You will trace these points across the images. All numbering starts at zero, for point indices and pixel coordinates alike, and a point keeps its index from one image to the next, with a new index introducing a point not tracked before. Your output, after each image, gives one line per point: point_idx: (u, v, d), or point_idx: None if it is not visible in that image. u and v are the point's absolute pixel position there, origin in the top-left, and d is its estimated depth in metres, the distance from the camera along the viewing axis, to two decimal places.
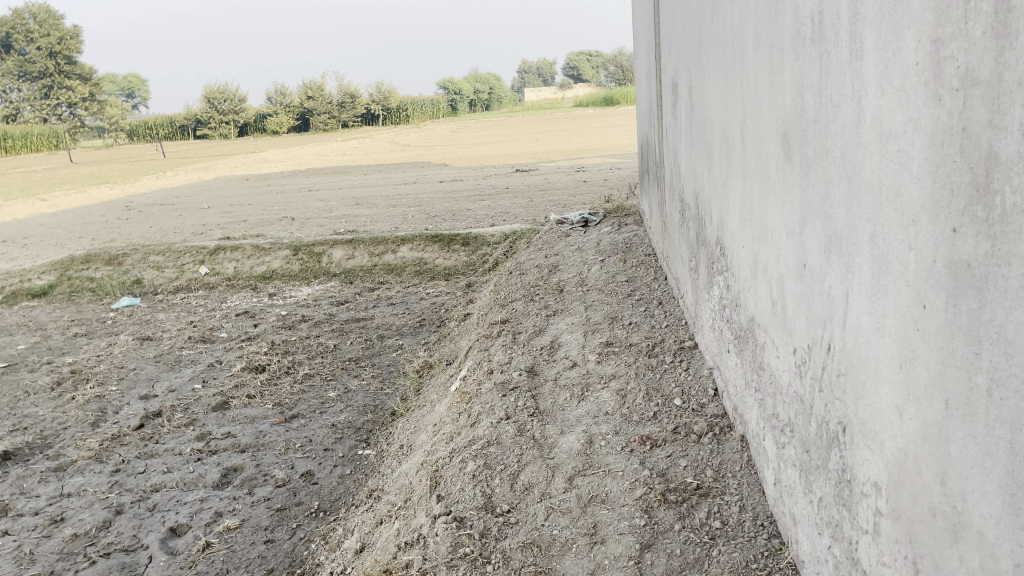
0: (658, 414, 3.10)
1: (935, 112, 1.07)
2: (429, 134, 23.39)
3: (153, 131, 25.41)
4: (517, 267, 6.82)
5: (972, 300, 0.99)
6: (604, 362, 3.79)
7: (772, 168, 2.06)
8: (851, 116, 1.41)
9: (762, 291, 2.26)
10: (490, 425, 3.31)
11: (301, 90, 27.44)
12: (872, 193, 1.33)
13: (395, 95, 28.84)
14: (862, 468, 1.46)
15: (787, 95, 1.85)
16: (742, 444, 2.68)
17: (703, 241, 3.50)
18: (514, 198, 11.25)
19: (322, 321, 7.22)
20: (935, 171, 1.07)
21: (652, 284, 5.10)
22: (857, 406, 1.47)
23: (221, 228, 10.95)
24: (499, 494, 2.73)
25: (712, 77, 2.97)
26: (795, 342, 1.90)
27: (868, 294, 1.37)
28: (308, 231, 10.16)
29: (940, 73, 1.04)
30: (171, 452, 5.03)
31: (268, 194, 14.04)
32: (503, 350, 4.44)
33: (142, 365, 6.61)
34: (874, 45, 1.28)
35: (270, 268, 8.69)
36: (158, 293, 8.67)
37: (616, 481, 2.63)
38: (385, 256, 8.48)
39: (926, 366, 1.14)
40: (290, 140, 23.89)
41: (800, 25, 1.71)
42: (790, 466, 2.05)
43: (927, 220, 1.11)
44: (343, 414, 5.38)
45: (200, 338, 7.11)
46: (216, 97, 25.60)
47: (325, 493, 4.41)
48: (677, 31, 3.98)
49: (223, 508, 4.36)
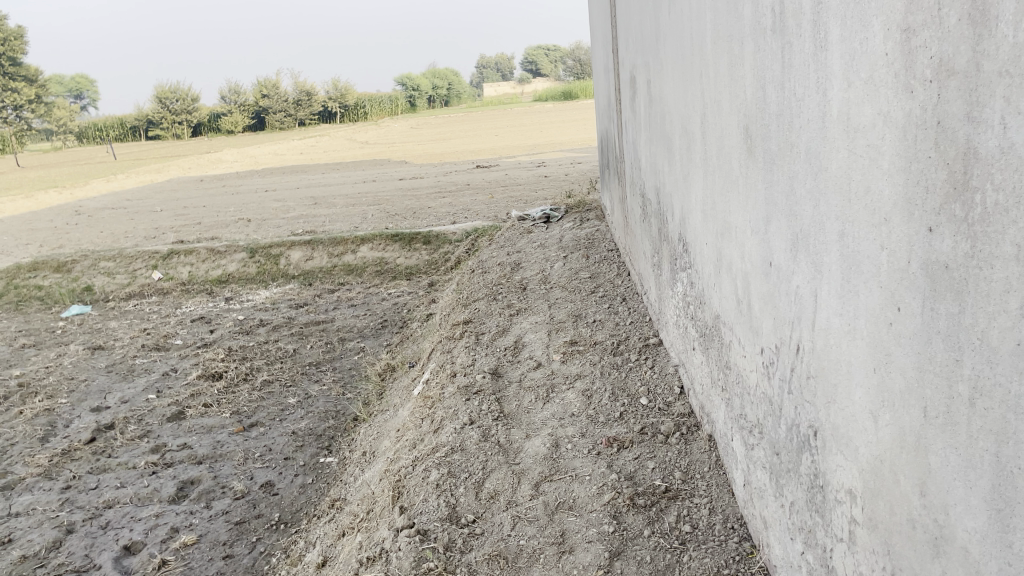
0: (624, 415, 3.05)
1: (906, 105, 1.01)
2: (388, 131, 23.14)
3: (103, 132, 24.80)
4: (479, 265, 6.73)
5: (951, 303, 0.94)
6: (569, 361, 3.73)
7: (734, 164, 2.01)
8: (817, 110, 1.35)
9: (727, 289, 2.21)
10: (453, 431, 3.23)
11: (256, 88, 26.96)
12: (838, 188, 1.28)
13: (352, 93, 28.49)
14: (835, 475, 1.41)
15: (748, 89, 1.81)
16: (709, 444, 2.64)
17: (665, 237, 3.47)
18: (475, 194, 11.16)
19: (281, 324, 7.06)
20: (908, 167, 1.02)
21: (616, 280, 5.06)
22: (829, 410, 1.42)
23: (174, 232, 10.67)
24: (464, 504, 2.65)
25: (671, 70, 2.92)
26: (762, 341, 1.85)
27: (838, 295, 1.32)
28: (265, 232, 9.95)
29: (911, 64, 0.99)
30: (125, 466, 4.86)
31: (223, 195, 13.75)
32: (466, 351, 4.35)
33: (94, 376, 6.39)
34: (839, 34, 1.22)
35: (226, 272, 8.48)
36: (110, 300, 8.41)
37: (583, 486, 2.58)
38: (344, 257, 8.33)
39: (902, 372, 1.09)
40: (246, 140, 23.46)
41: (761, 16, 1.65)
42: (759, 468, 2.01)
43: (899, 219, 1.05)
44: (304, 421, 5.25)
45: (154, 346, 6.90)
46: (168, 98, 25.03)
47: (286, 504, 4.29)
48: (634, 24, 3.94)
49: (179, 524, 4.21)
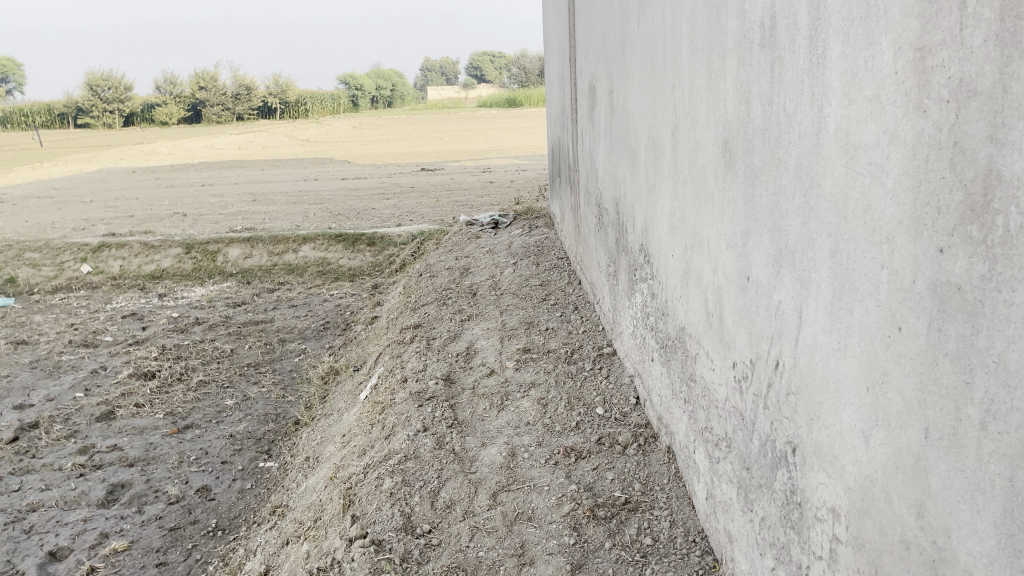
0: (580, 424, 3.03)
1: (917, 124, 1.01)
2: (331, 130, 22.77)
3: (29, 118, 23.79)
4: (426, 269, 6.65)
5: (963, 324, 0.93)
6: (522, 369, 3.70)
7: (708, 177, 2.01)
8: (810, 126, 1.35)
9: (695, 301, 2.21)
10: (405, 439, 3.15)
11: (194, 80, 26.21)
12: (833, 207, 1.27)
13: (293, 89, 27.97)
14: (816, 492, 1.40)
15: (729, 102, 1.80)
16: (668, 456, 2.63)
17: (623, 247, 3.47)
18: (420, 197, 11.05)
19: (218, 323, 6.84)
20: (918, 187, 1.01)
21: (566, 288, 5.05)
22: (811, 427, 1.41)
23: (105, 224, 10.26)
24: (419, 513, 2.58)
25: (638, 80, 2.91)
26: (735, 355, 1.85)
27: (826, 312, 1.32)
28: (202, 228, 9.66)
29: (926, 84, 0.98)
30: (50, 468, 4.62)
31: (157, 188, 13.30)
32: (416, 356, 4.28)
33: (16, 372, 6.07)
34: (839, 51, 1.22)
35: (160, 267, 8.18)
36: (35, 293, 8.02)
37: (542, 497, 2.54)
38: (285, 256, 8.12)
39: (901, 391, 1.09)
40: (182, 132, 22.78)
41: (747, 29, 1.65)
42: (725, 481, 2.00)
43: (904, 238, 1.05)
44: (243, 423, 5.08)
45: (82, 342, 6.60)
46: (100, 85, 24.14)
47: (223, 509, 4.14)
48: (596, 34, 3.94)
49: (109, 529, 4.02)
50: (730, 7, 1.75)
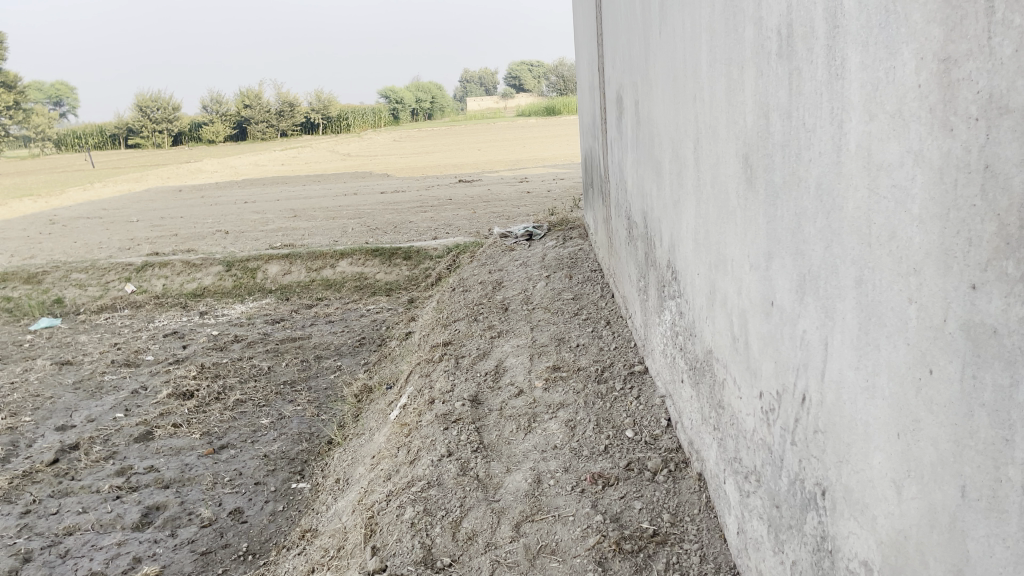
0: (609, 448, 2.92)
1: (943, 144, 0.90)
2: (372, 143, 22.94)
3: (82, 139, 24.47)
4: (459, 283, 6.58)
5: (1001, 373, 0.83)
6: (551, 389, 3.60)
7: (730, 194, 1.90)
8: (830, 143, 1.23)
9: (721, 323, 2.09)
10: (430, 464, 3.08)
11: (238, 98, 26.65)
12: (856, 233, 1.16)
13: (335, 104, 28.29)
14: (847, 542, 1.28)
15: (748, 115, 1.69)
16: (699, 484, 2.51)
17: (652, 262, 3.35)
18: (457, 209, 11.01)
19: (256, 340, 6.87)
20: (946, 215, 0.90)
21: (600, 301, 4.94)
22: (841, 471, 1.29)
23: (150, 243, 10.43)
24: (439, 546, 2.52)
25: (661, 90, 2.79)
26: (761, 385, 1.73)
27: (852, 346, 1.20)
28: (242, 244, 9.76)
29: (952, 100, 0.88)
30: (88, 490, 4.66)
31: (200, 206, 13.49)
32: (445, 375, 4.21)
33: (60, 394, 6.16)
34: (859, 62, 1.10)
35: (201, 285, 8.26)
36: (81, 313, 8.16)
37: (567, 528, 2.45)
38: (323, 271, 8.13)
39: (934, 441, 0.97)
40: (227, 149, 23.18)
41: (764, 37, 1.54)
42: (755, 518, 1.88)
43: (933, 270, 0.94)
44: (277, 443, 5.06)
45: (124, 362, 6.68)
46: (148, 106, 24.65)
47: (255, 533, 4.11)
48: (621, 43, 3.85)
49: (142, 553, 4.01)
50: (747, 14, 1.63)
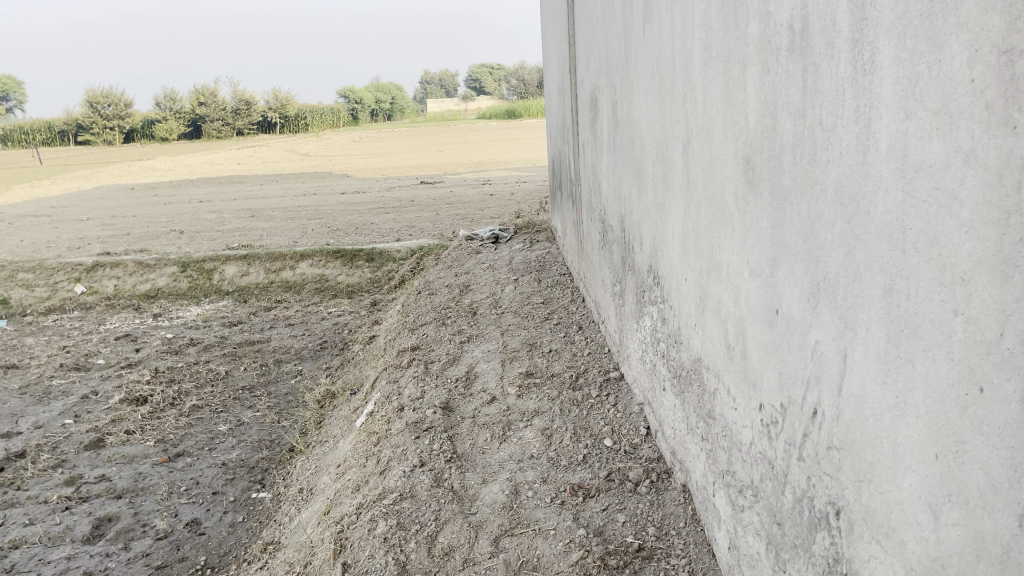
0: (588, 458, 2.83)
1: (1003, 143, 0.83)
2: (331, 143, 22.63)
3: (28, 135, 23.67)
4: (425, 286, 6.46)
5: None
6: (525, 396, 3.50)
7: (727, 197, 1.82)
8: (854, 142, 1.16)
9: (713, 330, 2.02)
10: (401, 476, 2.95)
11: (193, 95, 26.05)
12: (885, 240, 1.09)
13: (294, 104, 27.86)
14: (867, 566, 1.21)
15: (749, 115, 1.62)
16: (684, 496, 2.44)
17: (629, 266, 3.28)
18: (420, 211, 10.85)
19: (213, 344, 6.64)
20: (1007, 220, 0.84)
21: (570, 306, 4.86)
22: (860, 491, 1.22)
23: (100, 243, 10.07)
24: (415, 562, 2.42)
25: (644, 90, 2.73)
26: (762, 397, 1.66)
27: (878, 359, 1.13)
28: (198, 245, 9.48)
29: (1017, 94, 0.81)
30: (35, 500, 4.42)
31: (154, 205, 13.10)
32: (414, 381, 4.09)
33: (4, 399, 5.87)
34: (892, 57, 1.03)
35: (155, 286, 7.99)
36: (27, 314, 7.83)
37: (548, 543, 2.35)
38: (282, 272, 7.91)
39: (984, 464, 0.90)
40: (182, 147, 22.63)
41: (772, 32, 1.47)
42: (751, 533, 1.80)
43: (987, 278, 0.87)
44: (235, 451, 4.87)
45: (74, 365, 6.40)
46: (99, 102, 23.95)
47: (213, 545, 3.93)
48: (597, 42, 3.78)
49: (93, 568, 3.81)
50: (750, 9, 1.57)
